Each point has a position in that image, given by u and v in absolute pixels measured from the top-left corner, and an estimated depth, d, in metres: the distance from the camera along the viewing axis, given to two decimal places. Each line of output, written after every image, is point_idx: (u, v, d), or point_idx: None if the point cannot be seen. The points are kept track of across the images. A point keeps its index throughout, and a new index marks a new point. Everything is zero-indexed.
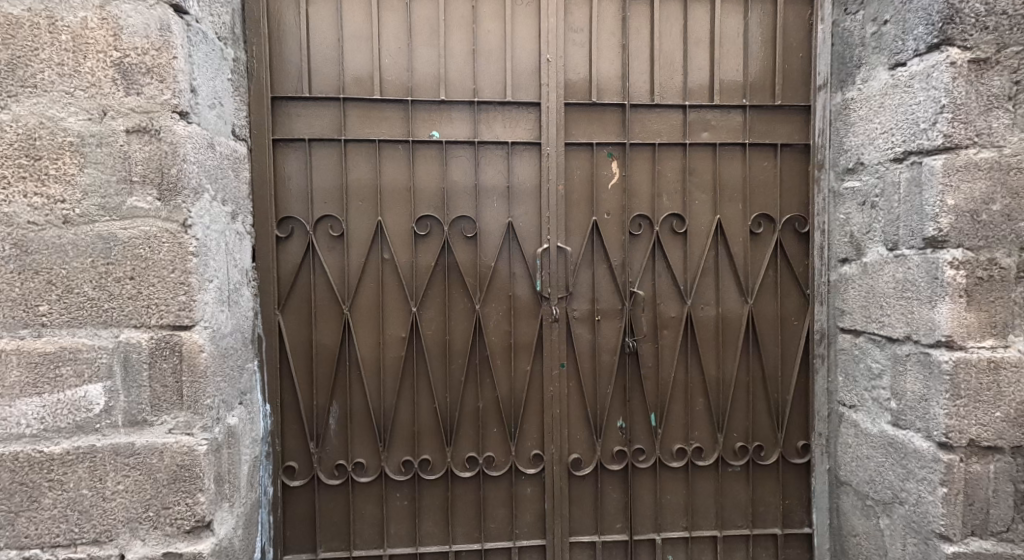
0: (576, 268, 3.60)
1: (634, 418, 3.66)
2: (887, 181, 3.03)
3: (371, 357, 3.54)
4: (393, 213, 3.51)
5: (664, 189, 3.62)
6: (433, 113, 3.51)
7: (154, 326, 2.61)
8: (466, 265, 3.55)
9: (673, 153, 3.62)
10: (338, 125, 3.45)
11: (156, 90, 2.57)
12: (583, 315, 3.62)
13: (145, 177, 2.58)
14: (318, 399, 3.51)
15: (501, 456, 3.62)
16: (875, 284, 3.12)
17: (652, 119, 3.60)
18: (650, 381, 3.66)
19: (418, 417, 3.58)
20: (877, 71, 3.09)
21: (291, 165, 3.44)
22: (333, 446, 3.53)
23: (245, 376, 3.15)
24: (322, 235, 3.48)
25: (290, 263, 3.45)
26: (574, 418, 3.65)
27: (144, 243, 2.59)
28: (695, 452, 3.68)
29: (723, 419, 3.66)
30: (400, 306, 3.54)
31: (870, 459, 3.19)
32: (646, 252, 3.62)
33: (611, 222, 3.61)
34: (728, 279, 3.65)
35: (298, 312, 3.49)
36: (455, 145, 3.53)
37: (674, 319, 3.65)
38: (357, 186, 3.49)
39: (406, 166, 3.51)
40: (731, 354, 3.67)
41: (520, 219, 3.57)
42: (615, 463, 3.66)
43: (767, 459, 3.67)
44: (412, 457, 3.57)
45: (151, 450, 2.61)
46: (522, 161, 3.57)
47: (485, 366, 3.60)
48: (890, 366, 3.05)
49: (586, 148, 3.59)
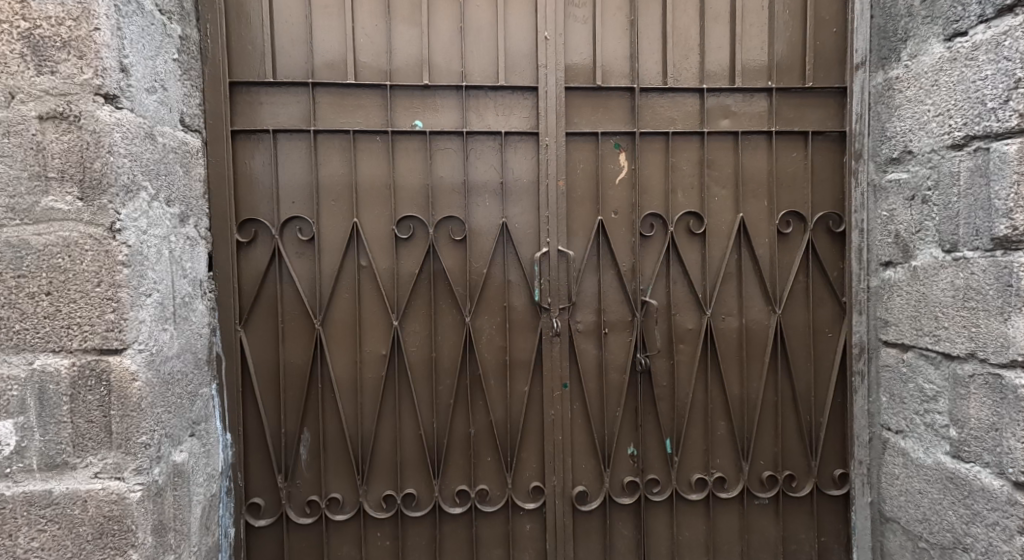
0: (580, 275, 3.16)
1: (647, 444, 3.23)
2: (943, 171, 2.60)
3: (347, 378, 3.11)
4: (371, 213, 3.08)
5: (679, 185, 3.19)
6: (416, 100, 3.08)
7: (76, 350, 2.20)
8: (454, 272, 3.12)
9: (689, 143, 3.18)
10: (308, 114, 3.02)
11: (74, 68, 2.15)
12: (588, 328, 3.19)
13: (63, 173, 2.17)
14: (287, 426, 3.09)
15: (497, 489, 3.19)
16: (928, 291, 2.69)
17: (665, 105, 3.16)
18: (665, 402, 3.23)
19: (402, 445, 3.15)
20: (928, 44, 2.65)
21: (254, 160, 3.01)
22: (305, 480, 3.10)
23: (198, 404, 2.73)
24: (290, 239, 3.04)
25: (252, 272, 3.02)
26: (578, 446, 3.21)
27: (62, 251, 2.18)
28: (716, 482, 3.23)
29: (748, 444, 3.22)
30: (379, 320, 3.11)
31: (923, 494, 2.77)
32: (660, 256, 3.18)
33: (620, 223, 3.17)
34: (753, 285, 3.22)
35: (264, 327, 3.06)
36: (441, 136, 3.10)
37: (691, 332, 3.21)
38: (329, 184, 3.06)
39: (385, 161, 3.08)
40: (757, 371, 3.23)
41: (516, 220, 3.14)
42: (627, 495, 3.22)
43: (799, 491, 3.23)
44: (395, 491, 3.14)
45: (72, 499, 2.22)
46: (518, 153, 3.13)
47: (477, 386, 3.16)
48: (948, 389, 2.63)
49: (590, 138, 3.16)
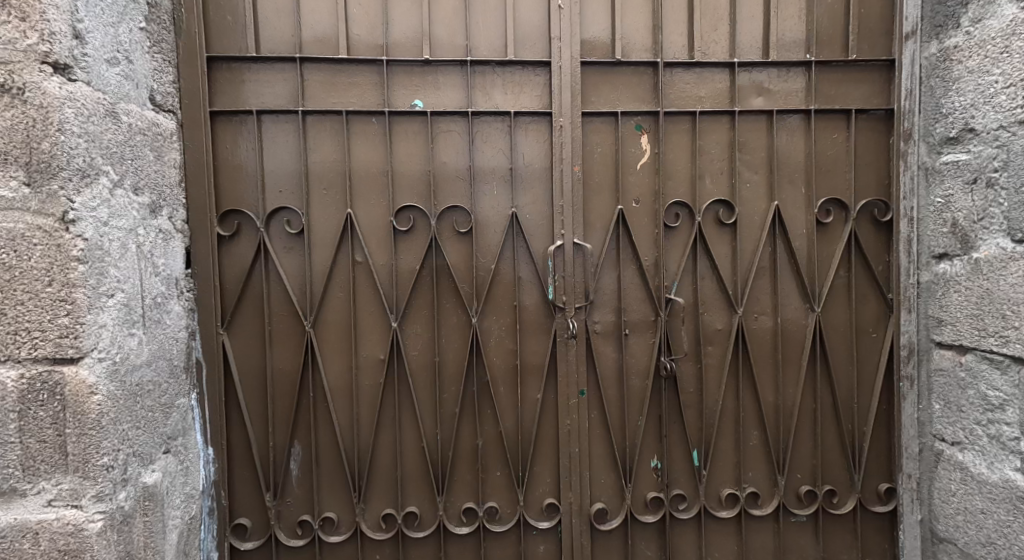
0: (598, 270, 2.86)
1: (672, 456, 2.93)
2: (1014, 150, 2.31)
3: (342, 384, 2.81)
4: (367, 203, 2.78)
5: (707, 170, 2.88)
6: (416, 77, 2.77)
7: (24, 360, 1.93)
8: (459, 268, 2.82)
9: (718, 123, 2.88)
10: (296, 93, 2.72)
11: (15, 32, 1.87)
12: (607, 329, 2.89)
13: (6, 155, 1.89)
14: (276, 439, 2.79)
15: (507, 508, 2.89)
16: (994, 287, 2.40)
17: (691, 82, 2.86)
18: (692, 411, 2.93)
19: (403, 459, 2.86)
20: (996, 6, 2.35)
21: (236, 145, 2.71)
22: (296, 498, 2.82)
23: (174, 417, 2.44)
24: (277, 232, 2.75)
25: (235, 269, 2.73)
26: (597, 459, 2.91)
27: (7, 246, 1.90)
28: (749, 498, 2.93)
29: (784, 456, 2.92)
30: (377, 322, 2.81)
31: (986, 515, 2.48)
32: (686, 249, 2.88)
33: (641, 213, 2.87)
34: (789, 281, 2.91)
35: (249, 329, 2.76)
36: (444, 117, 2.80)
37: (720, 333, 2.91)
38: (320, 171, 2.76)
39: (381, 145, 2.78)
40: (793, 375, 2.93)
41: (527, 210, 2.84)
42: (650, 512, 2.92)
43: (840, 507, 2.93)
44: (395, 510, 2.85)
45: (21, 532, 1.96)
46: (529, 136, 2.83)
47: (485, 394, 2.86)
48: (1018, 397, 2.35)
49: (608, 118, 2.85)
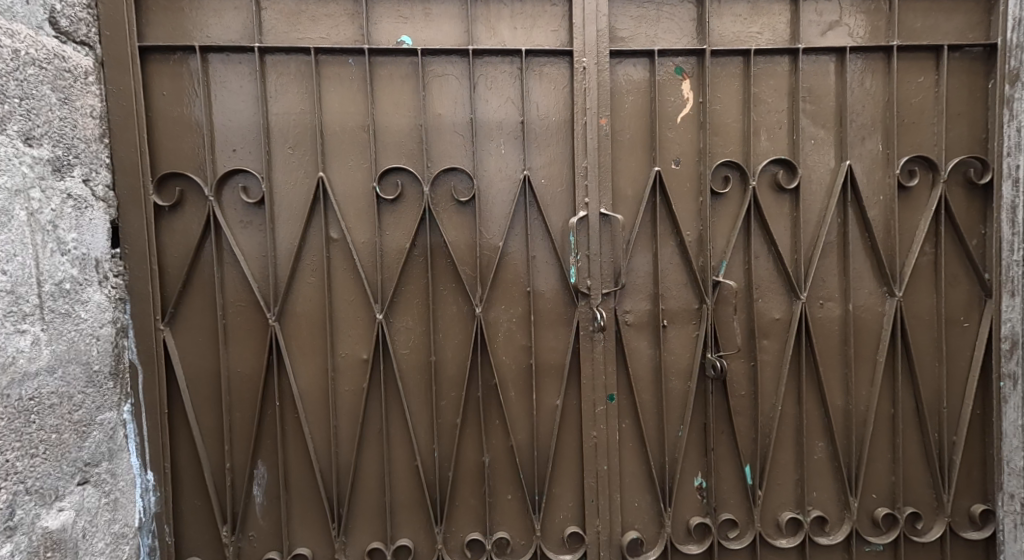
0: (630, 248, 2.32)
1: (721, 473, 2.39)
2: None
3: (316, 391, 2.27)
4: (343, 165, 2.23)
5: (764, 124, 2.34)
6: (404, 6, 2.23)
7: None
8: (460, 246, 2.28)
9: (776, 64, 2.34)
10: (252, 28, 2.17)
11: None
12: (641, 319, 2.35)
13: None
14: (235, 459, 2.25)
15: (520, 539, 2.34)
16: None
17: (744, 13, 2.32)
18: (744, 418, 2.39)
19: (392, 481, 2.31)
20: None
21: (178, 92, 2.16)
22: (260, 531, 2.27)
23: (94, 438, 1.89)
24: (231, 203, 2.19)
25: (179, 248, 2.18)
26: (629, 478, 2.38)
27: None
28: (815, 524, 2.39)
29: (858, 471, 2.39)
30: (358, 313, 2.26)
31: None
32: (736, 219, 2.34)
33: (683, 176, 2.34)
34: (863, 260, 2.37)
35: (198, 324, 2.21)
36: (438, 57, 2.24)
37: (779, 323, 2.38)
38: (285, 126, 2.21)
39: (360, 94, 2.22)
40: (867, 374, 2.40)
41: (542, 174, 2.29)
42: (694, 542, 2.38)
43: (925, 533, 2.40)
44: (383, 544, 2.30)
45: None
46: (544, 81, 2.28)
47: (493, 401, 2.32)
48: None
49: (643, 59, 2.31)
